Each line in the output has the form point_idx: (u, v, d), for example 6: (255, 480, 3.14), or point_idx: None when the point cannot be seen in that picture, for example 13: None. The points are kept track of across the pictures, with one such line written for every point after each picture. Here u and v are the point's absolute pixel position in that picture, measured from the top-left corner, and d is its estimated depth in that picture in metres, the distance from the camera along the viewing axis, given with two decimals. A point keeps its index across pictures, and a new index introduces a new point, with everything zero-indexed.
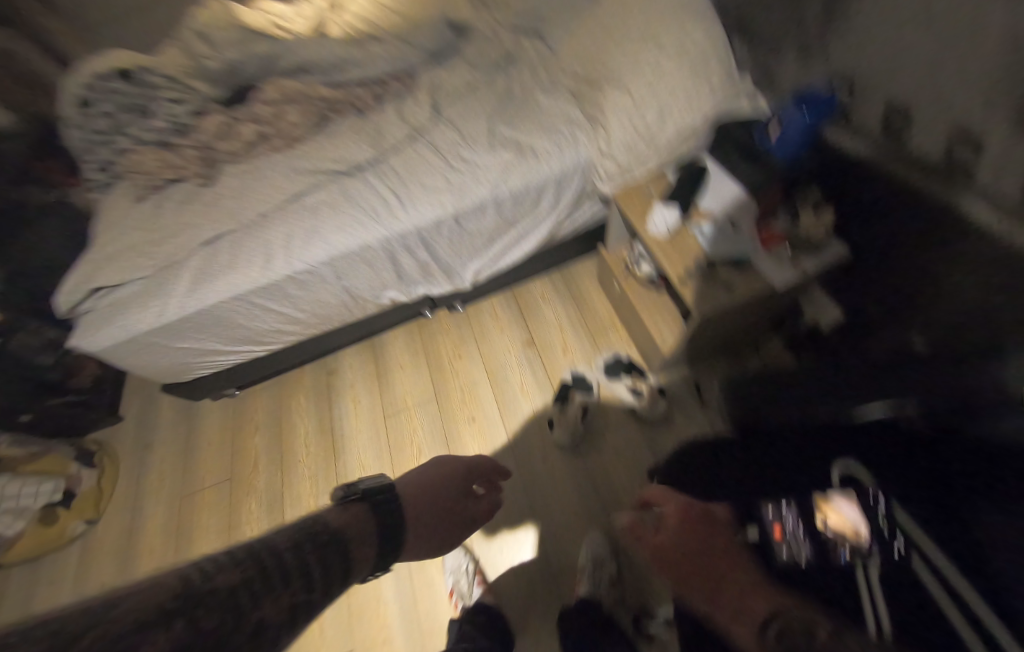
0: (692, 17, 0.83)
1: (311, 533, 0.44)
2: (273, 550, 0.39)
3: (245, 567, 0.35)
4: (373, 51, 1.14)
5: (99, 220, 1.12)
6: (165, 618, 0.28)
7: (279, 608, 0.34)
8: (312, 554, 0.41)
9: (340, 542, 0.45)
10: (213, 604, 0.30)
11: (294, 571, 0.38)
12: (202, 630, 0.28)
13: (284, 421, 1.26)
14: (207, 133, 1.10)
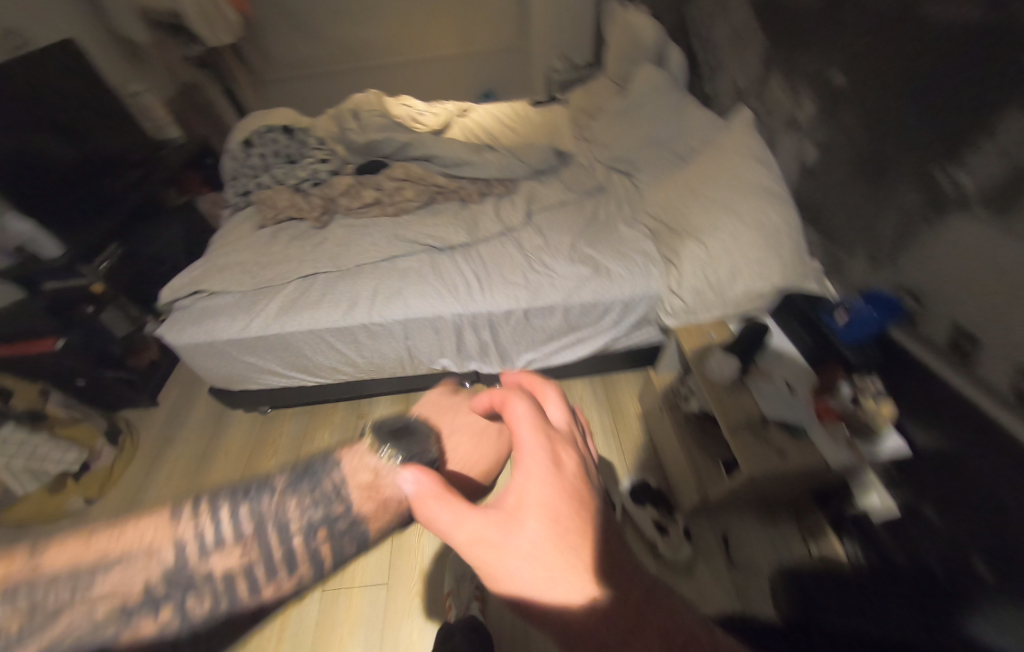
0: (771, 197, 0.92)
1: (337, 502, 0.48)
2: (280, 526, 0.45)
3: (245, 551, 0.43)
4: (488, 159, 1.35)
5: (222, 235, 1.29)
6: (157, 600, 0.39)
7: (272, 595, 0.43)
8: (320, 538, 0.46)
9: (357, 522, 0.47)
10: (200, 590, 0.40)
11: (299, 562, 0.45)
12: (190, 611, 0.39)
13: (302, 454, 1.27)
14: (335, 191, 1.30)
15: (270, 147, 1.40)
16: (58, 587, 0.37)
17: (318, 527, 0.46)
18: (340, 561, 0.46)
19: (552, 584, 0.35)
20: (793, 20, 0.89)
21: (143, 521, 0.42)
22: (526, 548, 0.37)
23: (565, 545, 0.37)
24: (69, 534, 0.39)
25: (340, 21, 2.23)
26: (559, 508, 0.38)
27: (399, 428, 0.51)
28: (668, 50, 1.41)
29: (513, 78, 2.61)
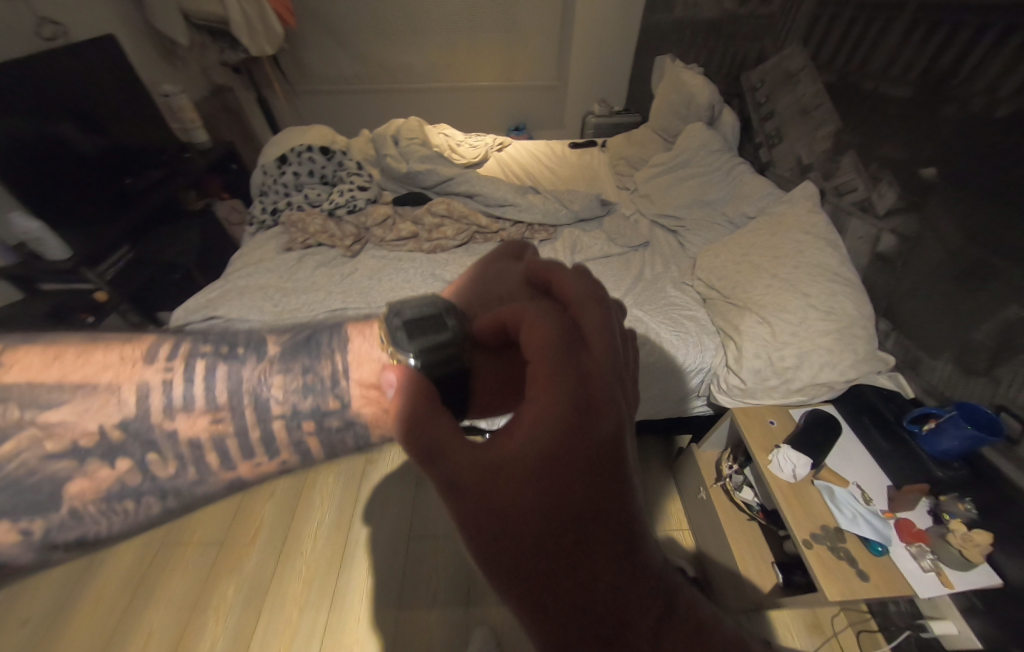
0: (843, 284, 0.88)
1: (330, 396, 0.39)
2: (255, 397, 0.37)
3: (214, 420, 0.36)
4: (533, 202, 1.31)
5: (244, 254, 1.21)
6: (110, 450, 0.33)
7: (238, 478, 0.38)
8: (306, 422, 0.39)
9: (353, 421, 0.40)
10: (162, 446, 0.34)
11: (280, 443, 0.38)
12: (145, 465, 0.34)
13: (304, 498, 1.18)
14: (371, 219, 1.25)
15: (306, 165, 1.34)
16: (2, 404, 0.30)
17: (306, 417, 0.39)
18: (335, 453, 0.41)
19: (531, 565, 0.30)
20: (877, 105, 0.87)
21: (114, 351, 0.34)
22: (512, 507, 0.31)
23: (561, 516, 0.31)
24: (35, 345, 0.32)
25: (384, 43, 2.24)
26: (565, 474, 0.32)
27: (419, 321, 0.39)
28: (721, 112, 1.41)
29: (546, 115, 2.63)
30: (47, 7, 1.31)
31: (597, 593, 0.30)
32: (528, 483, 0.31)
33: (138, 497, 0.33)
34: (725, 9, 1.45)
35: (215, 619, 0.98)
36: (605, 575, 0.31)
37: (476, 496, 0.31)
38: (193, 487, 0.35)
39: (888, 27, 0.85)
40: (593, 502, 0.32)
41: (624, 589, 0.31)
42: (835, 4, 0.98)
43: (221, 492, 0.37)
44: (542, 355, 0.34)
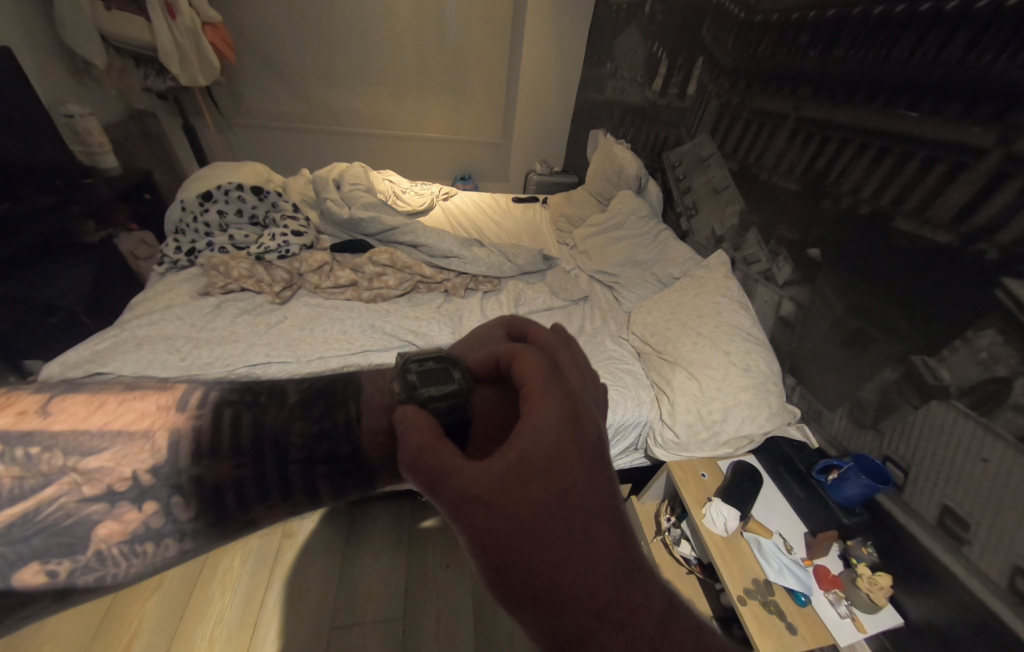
0: (755, 344, 0.99)
1: (342, 438, 0.40)
2: (277, 444, 0.38)
3: (243, 463, 0.37)
4: (478, 254, 1.33)
5: (148, 298, 1.06)
6: (147, 491, 0.34)
7: (258, 519, 0.37)
8: (321, 472, 0.39)
9: (364, 469, 0.40)
10: (190, 490, 0.35)
11: (295, 489, 0.38)
12: (181, 507, 0.35)
13: (201, 588, 0.98)
14: (306, 265, 1.18)
15: (234, 204, 1.24)
16: (49, 452, 0.33)
17: (323, 461, 0.39)
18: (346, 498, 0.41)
19: (543, 564, 0.33)
20: (773, 193, 1.03)
21: (151, 400, 0.38)
22: (517, 509, 0.34)
23: (566, 513, 0.34)
24: (78, 392, 0.36)
25: (333, 88, 2.24)
26: (565, 475, 0.36)
27: (429, 368, 0.43)
28: (647, 184, 1.60)
29: (491, 168, 2.77)
30: None
31: (601, 580, 0.33)
32: (536, 483, 0.35)
33: (158, 538, 0.34)
34: (646, 98, 1.68)
35: None
36: (609, 565, 0.33)
37: (483, 501, 0.34)
38: (213, 530, 0.36)
39: (774, 132, 1.03)
40: (589, 496, 0.35)
41: (622, 574, 0.33)
42: (734, 108, 1.18)
43: (237, 533, 0.37)
44: (532, 372, 0.40)
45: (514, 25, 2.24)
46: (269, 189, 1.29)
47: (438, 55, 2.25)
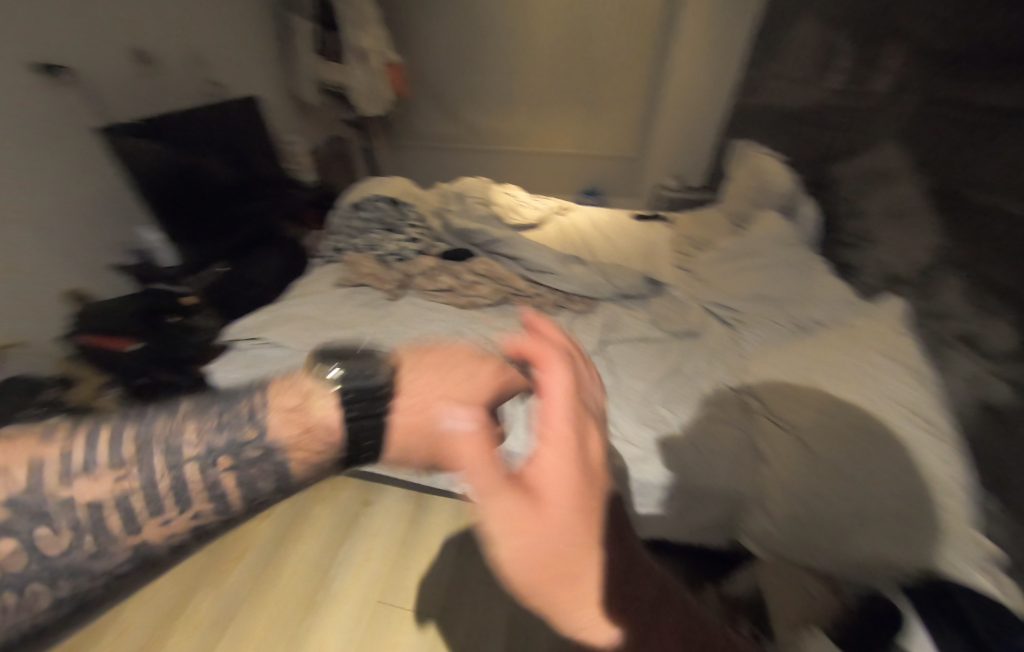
0: (929, 437, 0.70)
1: (247, 426, 0.36)
2: (166, 451, 0.34)
3: (114, 478, 0.33)
4: (575, 272, 1.29)
5: (304, 285, 1.35)
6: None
7: (157, 540, 0.34)
8: (226, 474, 0.35)
9: (287, 451, 0.36)
10: (32, 527, 0.31)
11: (195, 496, 0.34)
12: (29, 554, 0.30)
13: (297, 525, 1.19)
14: (417, 268, 1.32)
15: (377, 211, 1.47)
16: None
17: (219, 454, 0.35)
18: (262, 496, 0.37)
19: (576, 576, 0.31)
20: (994, 222, 0.72)
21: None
22: (552, 523, 0.30)
23: (595, 513, 0.33)
24: None
25: (478, 110, 2.48)
26: (593, 485, 0.34)
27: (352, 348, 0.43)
28: (800, 204, 1.30)
29: (622, 181, 2.65)
30: (219, 73, 1.82)
31: (618, 578, 0.34)
32: (562, 494, 0.32)
33: (22, 588, 0.30)
34: (814, 101, 1.37)
35: (182, 630, 1.00)
36: (627, 564, 0.35)
37: (516, 515, 0.30)
38: (97, 562, 0.32)
39: (999, 131, 0.73)
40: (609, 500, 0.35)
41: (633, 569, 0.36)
42: (942, 104, 0.86)
43: (130, 560, 0.33)
44: (546, 359, 0.39)
45: (659, 34, 2.12)
46: (403, 200, 1.50)
47: (574, 74, 2.28)
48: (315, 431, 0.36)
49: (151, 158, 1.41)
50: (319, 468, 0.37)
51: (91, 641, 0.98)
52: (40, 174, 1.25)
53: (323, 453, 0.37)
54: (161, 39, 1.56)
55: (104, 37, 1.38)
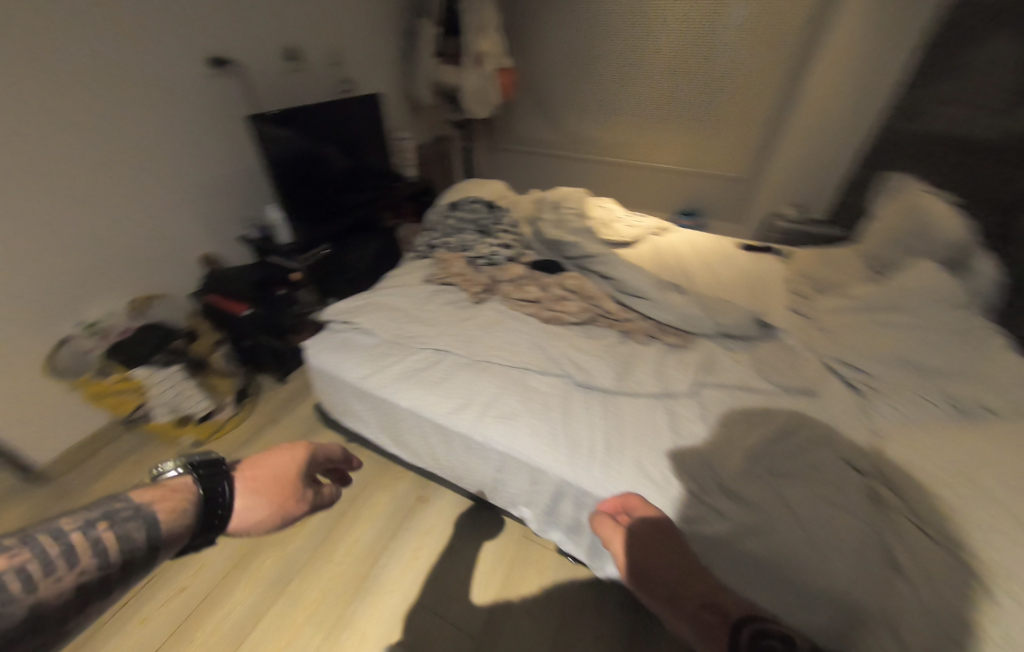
0: None
1: (123, 507, 0.51)
2: (58, 528, 0.46)
3: (21, 550, 0.42)
4: (673, 300, 1.17)
5: (396, 275, 1.40)
6: None
7: (64, 588, 0.43)
8: (106, 535, 0.48)
9: (151, 516, 0.52)
10: None
11: (86, 557, 0.45)
12: None
13: (356, 505, 1.23)
14: (504, 274, 1.30)
15: (472, 212, 1.50)
16: None
17: (96, 522, 0.48)
18: (135, 548, 0.49)
19: (678, 594, 0.65)
20: None
21: None
22: (658, 576, 0.68)
23: (672, 568, 0.67)
24: None
25: (580, 118, 2.43)
26: (665, 556, 0.69)
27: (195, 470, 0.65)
28: (977, 258, 1.05)
29: (726, 204, 2.43)
30: (351, 72, 1.97)
31: (706, 602, 0.63)
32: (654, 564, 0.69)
33: None
34: (1015, 133, 1.10)
35: (247, 578, 1.08)
36: (701, 591, 0.64)
37: (645, 573, 0.69)
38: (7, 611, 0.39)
39: None
40: (684, 567, 0.67)
41: (713, 597, 0.63)
42: None
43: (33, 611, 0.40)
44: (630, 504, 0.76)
45: (805, 45, 1.86)
46: (499, 205, 1.51)
47: (693, 86, 2.11)
48: (174, 500, 0.55)
49: (280, 146, 1.52)
50: (177, 528, 0.54)
51: (178, 566, 1.10)
52: (198, 152, 1.45)
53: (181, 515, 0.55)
54: (309, 39, 1.72)
55: (265, 35, 1.55)
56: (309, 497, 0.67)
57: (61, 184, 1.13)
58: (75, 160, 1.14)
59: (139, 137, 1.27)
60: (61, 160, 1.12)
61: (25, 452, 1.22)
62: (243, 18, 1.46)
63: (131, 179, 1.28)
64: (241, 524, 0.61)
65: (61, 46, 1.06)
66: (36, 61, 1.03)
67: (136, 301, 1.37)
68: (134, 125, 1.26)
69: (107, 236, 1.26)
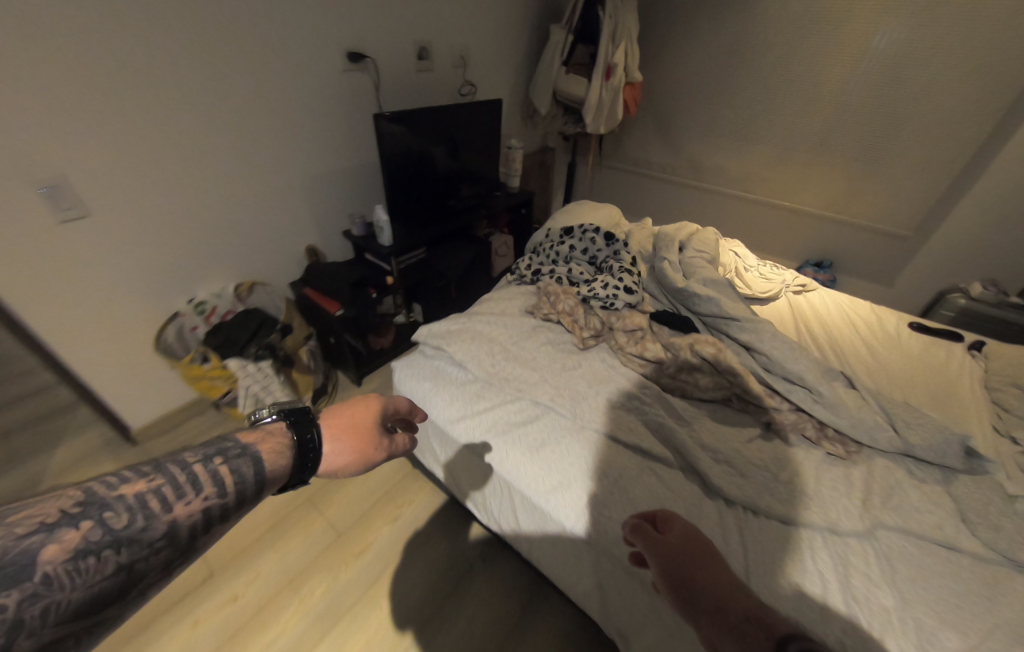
0: None
1: (234, 447, 0.51)
2: (178, 460, 0.47)
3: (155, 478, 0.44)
4: (843, 395, 0.91)
5: (495, 299, 1.28)
6: (80, 518, 0.38)
7: (190, 513, 0.43)
8: (219, 468, 0.48)
9: (257, 454, 0.51)
10: (118, 507, 0.40)
11: (203, 485, 0.46)
12: (110, 526, 0.39)
13: (414, 544, 1.13)
14: (620, 322, 1.13)
15: (584, 243, 1.35)
16: None
17: (211, 456, 0.49)
18: (250, 480, 0.49)
19: (714, 607, 0.55)
20: None
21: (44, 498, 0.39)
22: (689, 584, 0.58)
23: (708, 577, 0.58)
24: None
25: (706, 142, 2.17)
26: (699, 565, 0.60)
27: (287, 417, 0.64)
28: None
29: (875, 263, 2.02)
30: (474, 73, 1.89)
31: (743, 617, 0.53)
32: (684, 570, 0.59)
33: (101, 552, 0.37)
34: None
35: (296, 603, 1.01)
36: (740, 607, 0.54)
37: (674, 582, 0.59)
38: (146, 529, 0.40)
39: None
40: (717, 579, 0.58)
41: (754, 616, 0.53)
42: None
43: (168, 530, 0.41)
44: (663, 516, 0.69)
45: None
46: (619, 237, 1.33)
47: (859, 121, 1.77)
48: (274, 437, 0.54)
49: (393, 141, 1.47)
50: (280, 467, 0.52)
51: (235, 568, 1.08)
52: (321, 146, 1.45)
53: (281, 455, 0.53)
54: (442, 41, 1.67)
55: (403, 34, 1.52)
56: (386, 445, 0.64)
57: (194, 166, 1.16)
58: (211, 145, 1.17)
59: (270, 127, 1.29)
60: (197, 144, 1.15)
61: (128, 414, 1.28)
62: (385, 16, 1.43)
63: (256, 168, 1.30)
64: (328, 469, 0.58)
65: (218, 35, 1.08)
66: (193, 48, 1.05)
67: (242, 287, 1.38)
68: (269, 115, 1.27)
69: (227, 220, 1.29)
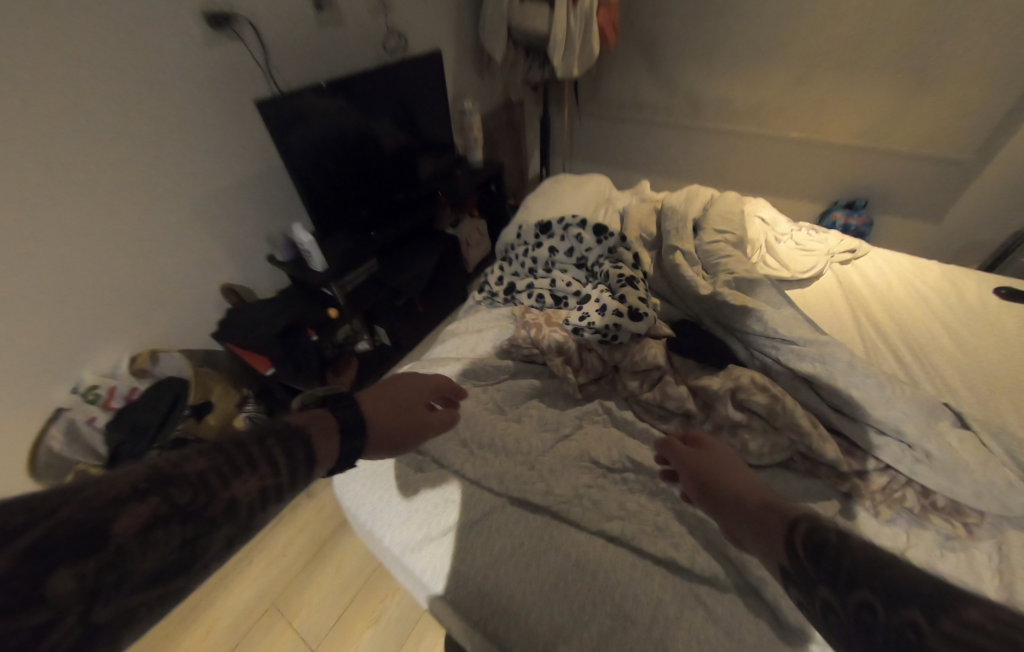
0: None
1: (288, 427, 0.40)
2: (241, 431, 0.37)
3: (220, 452, 0.34)
4: (956, 446, 0.64)
5: (460, 334, 0.99)
6: (144, 492, 0.28)
7: (249, 489, 0.33)
8: (277, 446, 0.37)
9: (305, 434, 0.40)
10: (182, 482, 0.30)
11: (266, 460, 0.35)
12: (176, 502, 0.29)
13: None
14: (626, 360, 0.85)
15: (568, 242, 1.03)
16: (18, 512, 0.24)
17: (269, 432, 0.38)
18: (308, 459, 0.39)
19: (733, 509, 0.50)
20: None
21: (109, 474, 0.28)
22: (709, 490, 0.55)
23: (727, 481, 0.54)
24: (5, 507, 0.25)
25: (704, 69, 1.74)
26: (718, 473, 0.56)
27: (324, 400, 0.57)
28: None
29: (922, 197, 1.65)
30: (401, 20, 1.46)
31: (761, 510, 0.46)
32: (701, 479, 0.57)
33: (166, 537, 0.28)
34: None
35: None
36: (758, 503, 0.48)
37: (697, 490, 0.57)
38: (215, 511, 0.31)
39: None
40: (738, 481, 0.54)
41: (775, 506, 0.46)
42: None
43: (233, 514, 0.32)
44: (686, 434, 0.66)
45: None
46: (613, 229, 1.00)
47: (909, 15, 1.34)
48: (325, 415, 0.44)
49: (305, 138, 1.10)
50: (332, 447, 0.42)
51: None
52: (208, 154, 1.09)
53: (327, 438, 0.42)
54: None
55: None
56: (435, 418, 0.61)
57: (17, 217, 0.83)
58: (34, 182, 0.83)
59: (118, 140, 0.92)
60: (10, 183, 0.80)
61: None
62: None
63: (116, 200, 0.96)
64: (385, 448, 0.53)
65: None
66: None
67: (138, 358, 1.08)
68: (110, 123, 0.90)
69: (94, 277, 0.97)
